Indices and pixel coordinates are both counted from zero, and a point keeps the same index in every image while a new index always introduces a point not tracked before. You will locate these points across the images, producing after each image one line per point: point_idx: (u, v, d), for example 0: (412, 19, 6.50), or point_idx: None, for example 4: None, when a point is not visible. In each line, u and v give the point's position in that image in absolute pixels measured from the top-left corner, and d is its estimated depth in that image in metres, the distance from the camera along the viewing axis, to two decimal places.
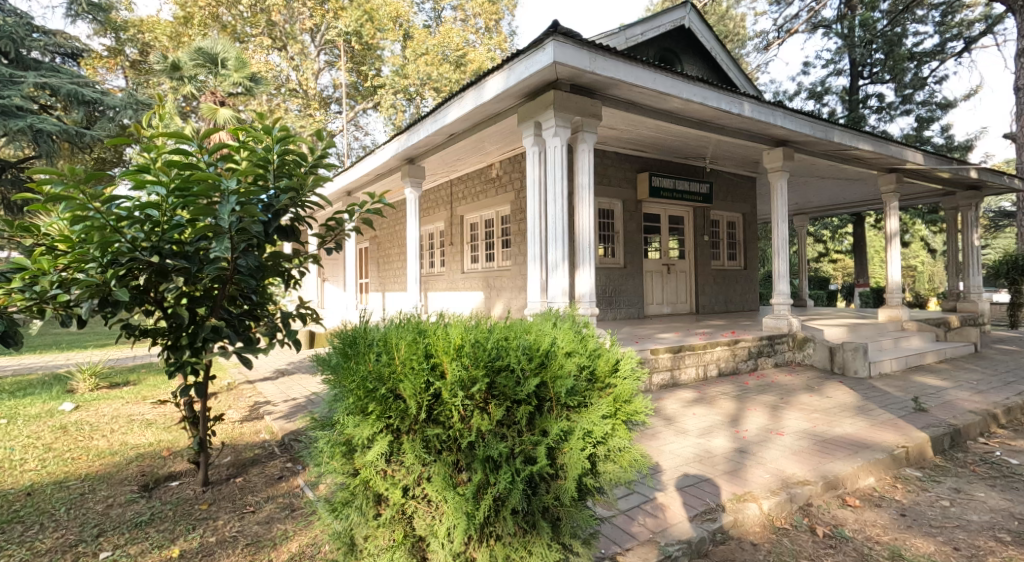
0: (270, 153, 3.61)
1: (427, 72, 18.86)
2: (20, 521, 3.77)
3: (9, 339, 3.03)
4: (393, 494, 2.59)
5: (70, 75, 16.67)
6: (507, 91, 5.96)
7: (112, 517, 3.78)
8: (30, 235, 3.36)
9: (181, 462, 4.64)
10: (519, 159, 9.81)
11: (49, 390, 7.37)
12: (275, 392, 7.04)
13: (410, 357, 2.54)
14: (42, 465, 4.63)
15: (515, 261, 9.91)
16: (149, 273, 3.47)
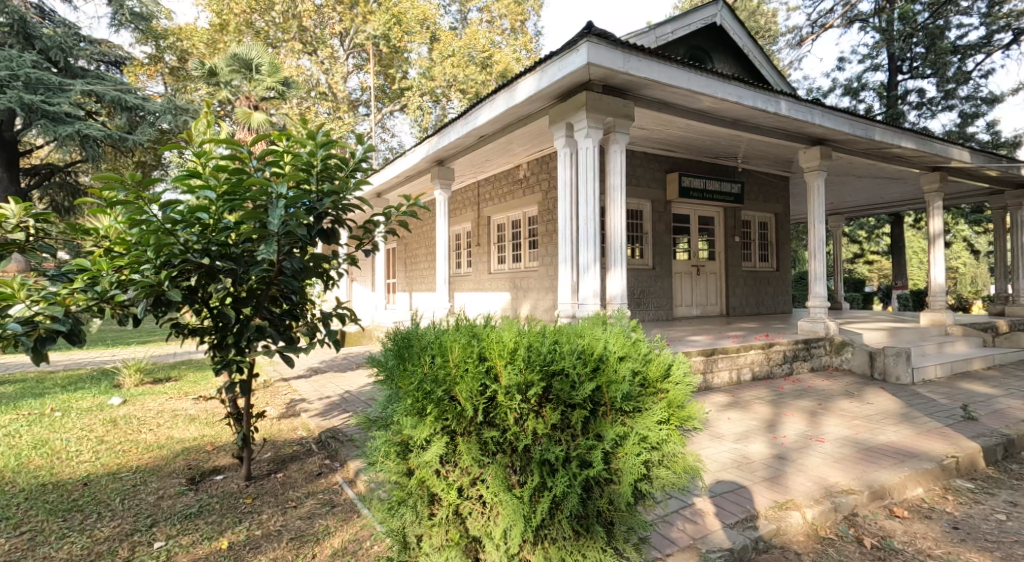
0: (314, 157, 3.73)
1: (454, 74, 19.19)
2: (79, 509, 3.95)
3: (74, 337, 3.19)
4: (449, 494, 2.63)
5: (113, 82, 17.74)
6: (539, 92, 5.97)
7: (164, 509, 3.95)
8: (90, 237, 3.55)
9: (225, 457, 4.84)
10: (546, 161, 9.80)
11: (98, 385, 7.74)
12: (310, 389, 7.25)
13: (465, 359, 2.59)
14: (96, 457, 4.86)
15: (543, 262, 9.89)
16: (199, 275, 3.64)
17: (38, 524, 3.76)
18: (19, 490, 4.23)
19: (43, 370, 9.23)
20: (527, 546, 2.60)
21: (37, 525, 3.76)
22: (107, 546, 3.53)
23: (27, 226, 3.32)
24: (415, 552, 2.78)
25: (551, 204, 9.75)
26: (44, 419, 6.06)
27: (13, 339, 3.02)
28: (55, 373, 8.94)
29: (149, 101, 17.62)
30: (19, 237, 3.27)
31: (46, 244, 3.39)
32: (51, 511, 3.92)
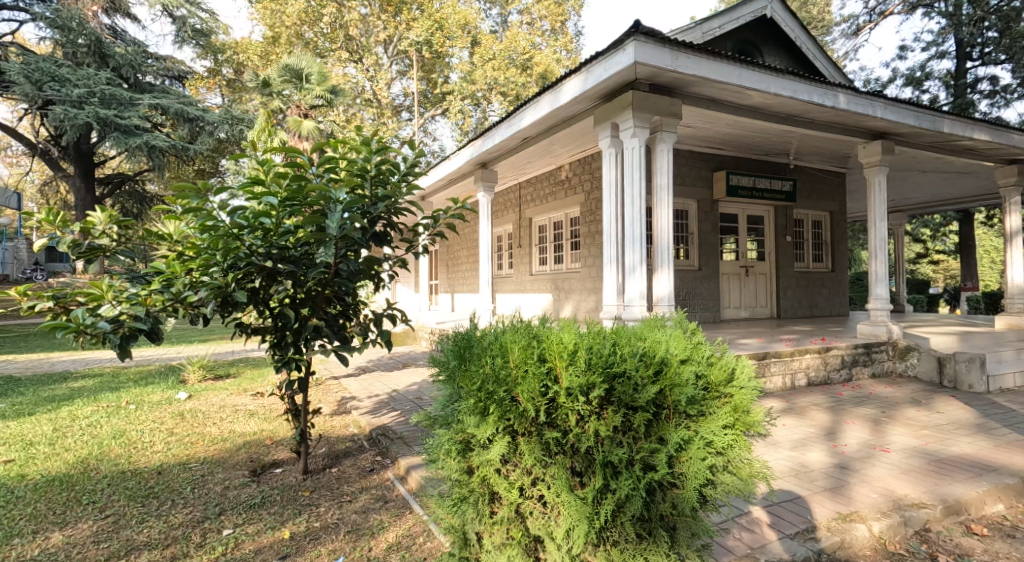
0: (368, 163, 3.83)
1: (494, 76, 19.35)
2: (155, 496, 4.19)
3: (154, 335, 3.54)
4: (510, 493, 2.66)
5: (176, 95, 18.71)
6: (584, 93, 5.96)
7: (230, 498, 4.14)
8: (164, 241, 3.75)
9: (283, 451, 5.04)
10: (589, 161, 9.71)
11: (166, 381, 8.17)
12: (359, 387, 7.45)
13: (525, 359, 2.61)
14: (167, 447, 5.16)
15: (585, 263, 9.82)
16: (260, 276, 3.79)
17: (120, 508, 4.00)
18: (103, 476, 4.52)
19: (118, 366, 9.83)
20: (590, 548, 2.60)
21: (119, 509, 3.99)
22: (181, 531, 3.72)
23: (110, 232, 3.68)
24: (475, 549, 2.83)
25: (593, 205, 9.65)
26: (120, 411, 6.46)
27: (103, 336, 3.40)
28: (128, 369, 9.51)
29: (208, 112, 18.64)
30: (105, 242, 3.67)
31: (129, 249, 3.79)
32: (131, 497, 4.16)
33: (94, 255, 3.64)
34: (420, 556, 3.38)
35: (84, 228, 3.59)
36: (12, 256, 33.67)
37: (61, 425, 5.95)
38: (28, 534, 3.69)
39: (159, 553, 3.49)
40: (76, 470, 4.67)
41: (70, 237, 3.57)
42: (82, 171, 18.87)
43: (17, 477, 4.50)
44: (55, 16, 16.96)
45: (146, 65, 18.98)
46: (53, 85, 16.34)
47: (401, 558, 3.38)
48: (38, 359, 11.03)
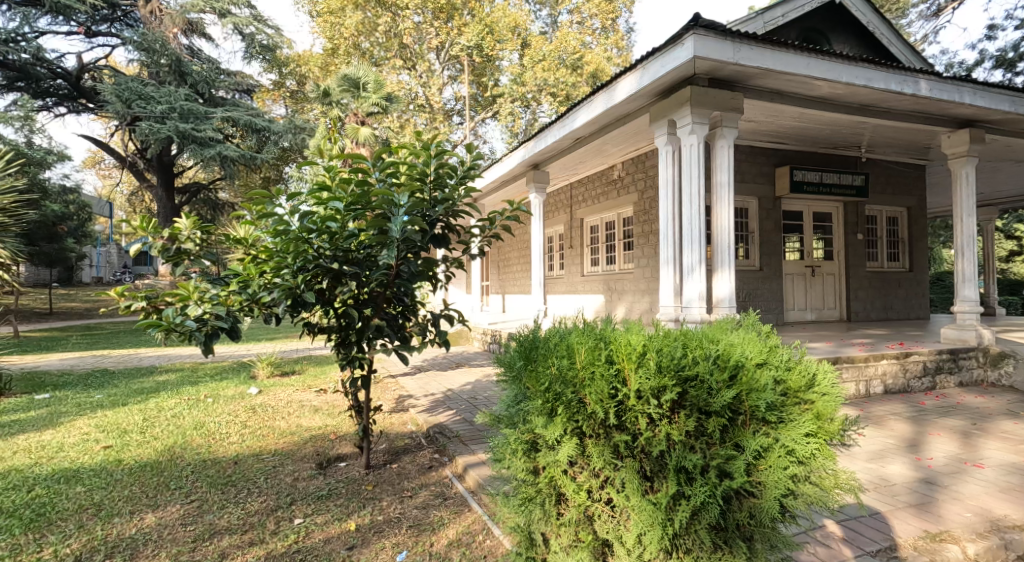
0: (427, 166, 3.89)
1: (544, 78, 19.37)
2: (233, 484, 4.39)
3: (234, 333, 3.72)
4: (577, 495, 2.64)
5: (246, 108, 19.85)
6: (640, 91, 5.88)
7: (300, 489, 4.29)
8: (240, 246, 4.02)
9: (347, 445, 5.20)
10: (642, 160, 9.51)
11: (237, 376, 8.57)
12: (416, 386, 7.60)
13: (592, 360, 2.59)
14: (241, 439, 5.41)
15: (638, 264, 9.64)
16: (326, 277, 3.88)
17: (202, 494, 4.21)
18: (186, 464, 4.79)
19: (196, 362, 10.39)
20: (662, 557, 2.53)
21: (202, 495, 4.21)
22: (258, 518, 3.88)
23: (194, 236, 3.94)
24: (541, 550, 2.82)
25: (646, 204, 9.45)
26: (199, 404, 6.81)
27: (188, 333, 3.62)
28: (205, 364, 10.04)
29: (274, 123, 19.53)
30: (190, 246, 3.92)
31: (211, 252, 4.03)
32: (211, 484, 4.38)
33: (180, 258, 3.89)
34: (480, 553, 3.41)
35: (172, 233, 3.86)
36: (103, 260, 36.20)
37: (147, 415, 6.34)
38: (125, 514, 3.93)
39: (239, 538, 3.64)
40: (162, 457, 4.96)
41: (160, 242, 3.86)
42: (163, 181, 20.12)
43: (112, 462, 4.83)
44: (141, 39, 18.10)
45: (218, 80, 20.09)
46: (140, 102, 17.57)
47: (461, 554, 3.42)
48: (126, 354, 11.81)
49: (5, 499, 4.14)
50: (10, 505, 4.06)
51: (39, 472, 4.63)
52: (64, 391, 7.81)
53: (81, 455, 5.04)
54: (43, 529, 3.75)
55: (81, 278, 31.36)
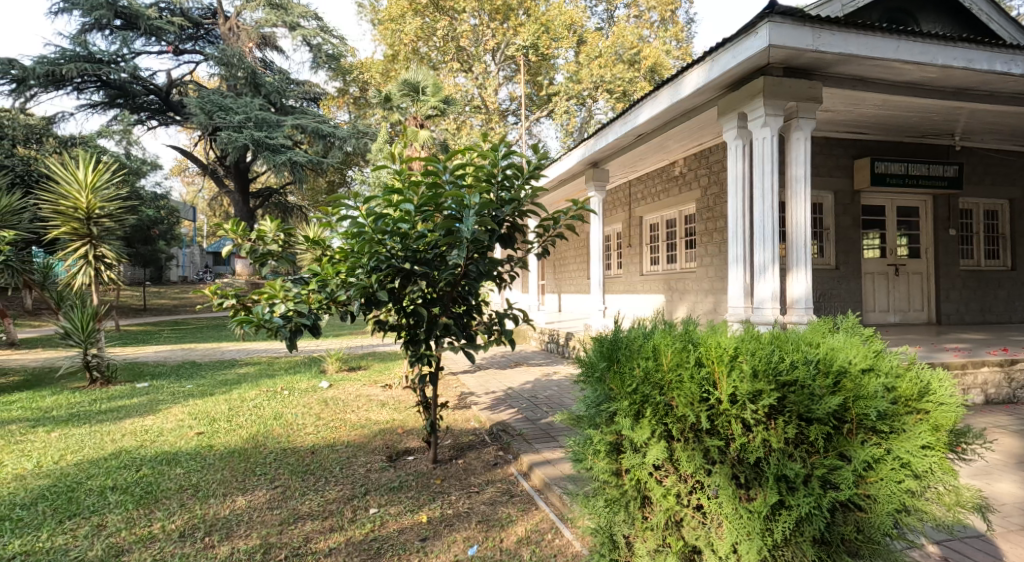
0: (495, 168, 3.90)
1: (601, 74, 19.23)
2: (312, 473, 4.59)
3: (316, 330, 3.90)
4: (665, 499, 2.60)
5: (313, 115, 20.70)
6: (709, 84, 5.69)
7: (373, 480, 4.44)
8: (320, 247, 4.20)
9: (414, 439, 5.33)
10: (705, 155, 9.21)
11: (309, 371, 8.94)
12: (477, 384, 7.67)
13: (679, 362, 2.53)
14: (316, 430, 5.64)
15: (701, 263, 9.36)
16: (397, 277, 3.96)
17: (285, 481, 4.42)
18: (269, 451, 5.05)
19: (272, 357, 10.92)
20: None
21: (285, 481, 4.42)
22: (336, 506, 4.03)
23: (278, 237, 4.17)
24: (624, 554, 2.79)
25: (710, 200, 9.16)
26: (275, 396, 7.16)
27: (276, 329, 3.86)
28: (281, 358, 10.53)
29: (339, 129, 20.35)
30: (273, 247, 4.15)
31: (290, 252, 4.22)
32: (292, 472, 4.59)
33: (266, 258, 4.12)
34: (551, 552, 3.39)
35: (258, 235, 4.11)
36: (189, 260, 39.05)
37: (231, 405, 6.71)
38: (220, 496, 4.19)
39: (321, 524, 3.79)
40: (248, 445, 5.24)
41: (248, 243, 4.11)
42: (240, 187, 21.57)
43: (205, 448, 5.15)
44: (222, 55, 19.38)
45: (288, 90, 21.44)
46: (220, 114, 18.78)
47: (532, 553, 3.40)
48: (211, 348, 12.60)
49: (117, 477, 4.49)
50: (122, 482, 4.40)
51: (144, 454, 5.00)
52: (160, 381, 8.40)
53: (177, 440, 5.39)
54: (151, 505, 4.04)
55: (170, 278, 33.54)
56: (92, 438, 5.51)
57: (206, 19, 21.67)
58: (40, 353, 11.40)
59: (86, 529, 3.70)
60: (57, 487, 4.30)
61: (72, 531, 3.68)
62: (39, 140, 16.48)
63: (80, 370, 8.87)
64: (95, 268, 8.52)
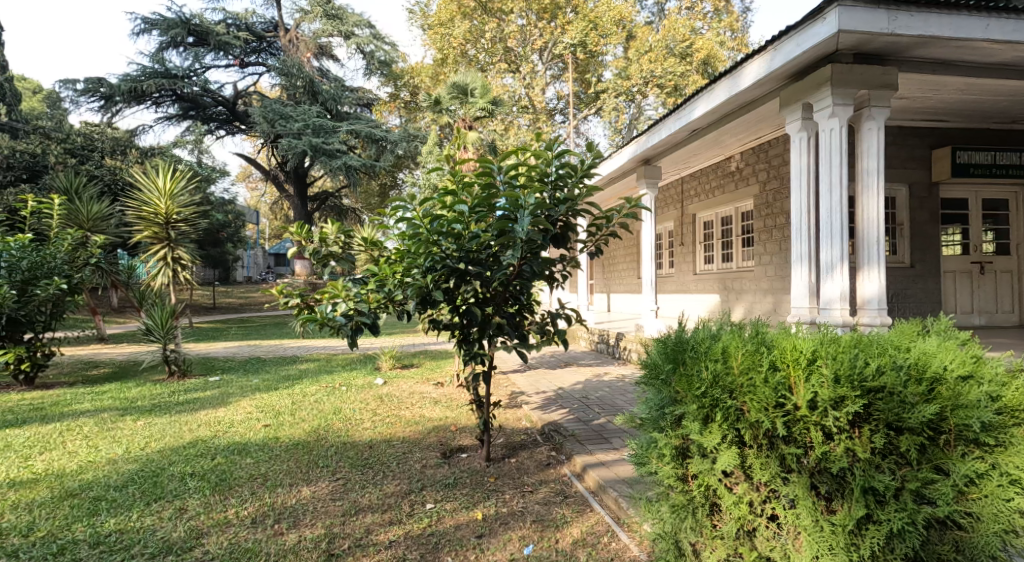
0: (548, 168, 3.92)
1: (651, 69, 18.97)
2: (370, 466, 4.74)
3: (375, 328, 4.04)
4: (737, 506, 2.60)
5: (366, 121, 21.28)
6: (770, 75, 5.55)
7: (428, 476, 4.54)
8: (376, 248, 4.37)
9: (467, 438, 5.42)
10: (764, 149, 8.94)
11: (364, 368, 9.19)
12: (527, 384, 7.71)
13: (750, 365, 2.49)
14: (373, 425, 5.81)
15: (759, 262, 9.11)
16: (451, 277, 4.01)
17: (346, 474, 4.58)
18: (330, 445, 5.24)
19: (330, 353, 11.29)
20: None
21: (345, 474, 4.58)
22: (394, 500, 4.14)
23: (337, 239, 4.34)
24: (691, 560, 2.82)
25: (769, 196, 8.90)
26: (335, 391, 7.40)
27: (338, 327, 4.04)
28: (337, 356, 10.88)
29: (390, 133, 20.79)
30: (335, 249, 4.33)
31: (349, 254, 4.39)
32: (352, 465, 4.76)
33: (326, 260, 4.32)
34: (607, 555, 3.39)
35: (320, 238, 4.30)
36: (252, 261, 41.03)
37: (294, 399, 6.99)
38: (287, 485, 4.38)
39: (381, 517, 3.90)
40: (311, 437, 5.46)
41: (312, 245, 4.33)
42: (298, 191, 22.46)
43: (272, 439, 5.39)
44: (282, 65, 20.39)
45: (344, 97, 21.95)
46: (281, 122, 19.56)
47: (588, 554, 3.41)
48: (274, 344, 13.16)
49: (195, 464, 4.76)
50: (199, 469, 4.66)
51: (217, 444, 5.28)
52: (229, 375, 8.85)
53: (247, 431, 5.66)
54: (226, 492, 4.27)
55: (234, 278, 35.01)
56: (172, 427, 5.86)
57: (268, 32, 22.59)
58: (122, 349, 12.15)
59: (170, 512, 3.94)
60: (144, 472, 4.60)
61: (158, 513, 3.93)
62: (123, 152, 17.46)
63: (159, 363, 9.44)
64: (174, 270, 9.02)
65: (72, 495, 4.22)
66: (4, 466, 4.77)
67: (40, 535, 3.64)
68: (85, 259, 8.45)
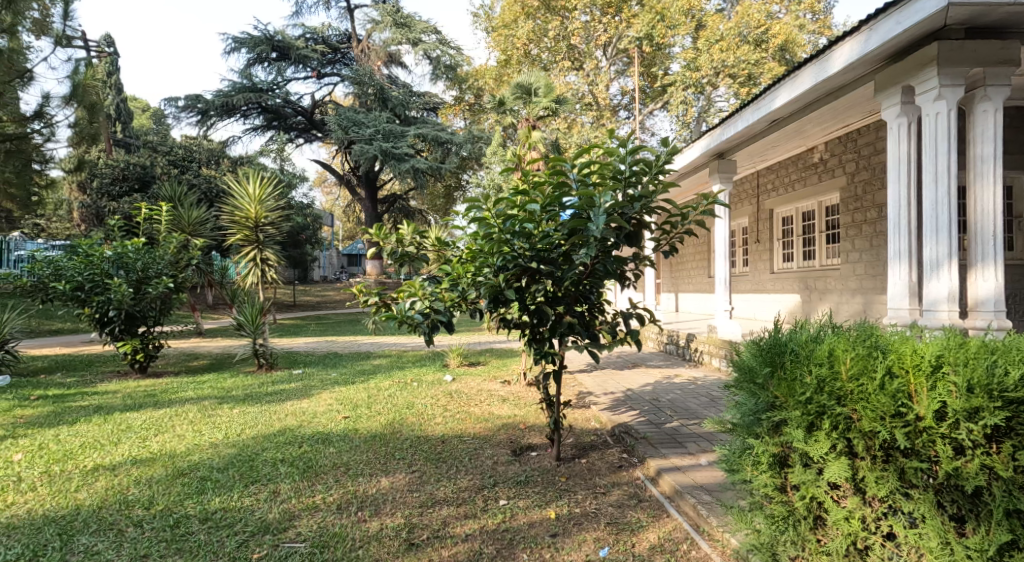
0: (622, 165, 3.89)
1: (722, 59, 18.33)
2: (444, 460, 4.86)
3: (450, 326, 4.14)
4: (846, 522, 2.50)
5: (433, 124, 21.77)
6: (863, 58, 5.27)
7: (500, 473, 4.61)
8: (448, 248, 4.47)
9: (537, 436, 5.45)
10: (852, 138, 8.51)
11: (433, 365, 9.41)
12: (595, 384, 7.68)
13: (862, 370, 2.41)
14: (445, 421, 5.95)
15: (847, 259, 8.66)
16: (522, 276, 4.04)
17: (421, 466, 4.73)
18: (406, 438, 5.41)
19: (399, 350, 11.62)
20: None
21: (421, 467, 4.73)
22: (469, 494, 4.23)
23: (413, 240, 4.47)
24: None
25: (858, 188, 8.44)
26: (407, 387, 7.62)
27: (415, 325, 4.17)
28: (406, 353, 11.18)
29: (455, 135, 21.15)
30: (410, 249, 4.47)
31: (424, 255, 4.51)
32: (427, 458, 4.89)
33: (403, 260, 4.46)
34: None
35: (397, 238, 4.44)
36: (327, 261, 42.59)
37: (370, 393, 7.25)
38: (367, 475, 4.57)
39: (457, 510, 4.00)
40: (387, 430, 5.65)
41: (389, 246, 4.48)
42: (368, 194, 23.29)
43: (351, 431, 5.63)
44: (356, 75, 21.34)
45: (412, 102, 22.52)
46: (355, 128, 20.32)
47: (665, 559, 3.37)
48: (349, 340, 13.69)
49: (284, 451, 5.05)
50: (288, 456, 4.94)
51: (303, 433, 5.56)
52: (311, 368, 9.32)
53: (329, 422, 5.94)
54: (312, 478, 4.49)
55: (312, 278, 36.58)
56: (261, 416, 6.23)
57: (342, 44, 23.45)
58: (217, 342, 12.99)
59: (265, 494, 4.19)
60: (241, 456, 4.91)
61: (255, 494, 4.19)
62: (217, 162, 18.69)
63: (249, 357, 10.04)
64: (262, 270, 9.62)
65: (182, 474, 4.56)
66: (125, 445, 5.21)
67: (159, 509, 3.97)
68: (187, 261, 9.02)
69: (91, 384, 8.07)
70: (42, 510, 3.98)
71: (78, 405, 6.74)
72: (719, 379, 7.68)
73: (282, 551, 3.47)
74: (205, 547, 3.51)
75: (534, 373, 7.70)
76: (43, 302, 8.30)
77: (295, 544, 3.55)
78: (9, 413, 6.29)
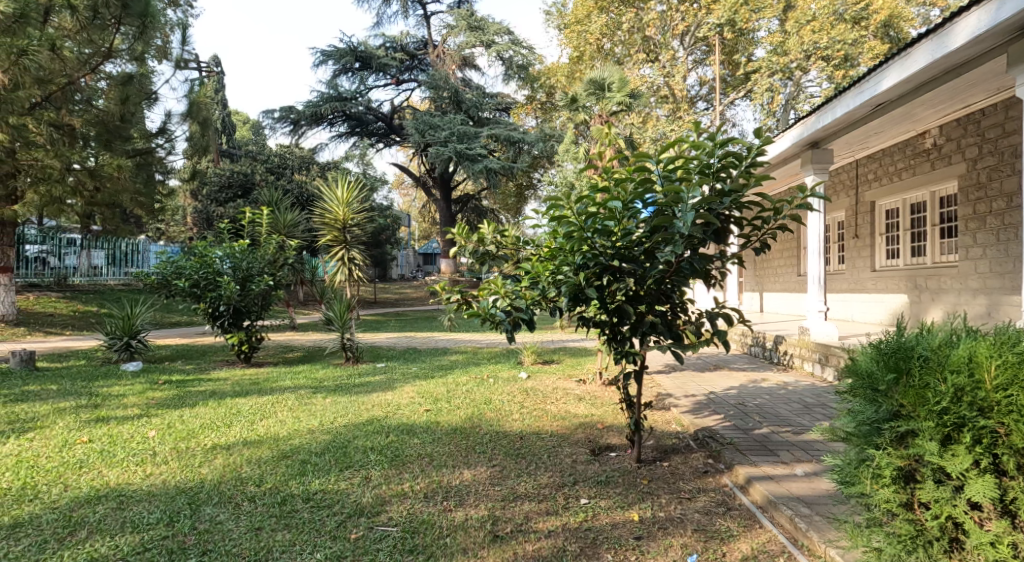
0: (712, 158, 3.80)
1: (813, 41, 17.42)
2: (523, 456, 4.92)
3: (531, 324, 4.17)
4: (992, 546, 2.35)
5: (505, 124, 21.93)
6: (990, 31, 4.85)
7: (580, 472, 4.62)
8: (531, 246, 4.50)
9: (615, 437, 5.42)
10: (975, 118, 7.94)
11: (507, 362, 9.54)
12: (674, 385, 7.54)
13: (1011, 379, 2.26)
14: (522, 417, 6.02)
15: (966, 255, 8.03)
16: (603, 274, 4.02)
17: (502, 461, 4.81)
18: (485, 433, 5.52)
19: (476, 347, 11.85)
20: None
21: (501, 461, 4.81)
22: (550, 491, 4.27)
23: (495, 240, 4.55)
24: None
25: (980, 176, 7.83)
26: (484, 382, 7.78)
27: (498, 322, 4.22)
28: (483, 349, 11.40)
29: (528, 134, 21.27)
30: (491, 248, 4.55)
31: (506, 254, 4.57)
32: (507, 454, 4.97)
33: (484, 258, 4.53)
34: None
35: (479, 238, 4.54)
36: (406, 260, 43.76)
37: (449, 388, 7.44)
38: (452, 467, 4.70)
39: (539, 506, 4.04)
40: (467, 424, 5.79)
41: (472, 245, 4.56)
42: (443, 196, 23.91)
43: (433, 423, 5.81)
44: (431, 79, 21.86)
45: (484, 103, 22.77)
46: (431, 132, 20.84)
47: None
48: (429, 336, 14.10)
49: (373, 439, 5.29)
50: (376, 444, 5.16)
51: (388, 423, 5.80)
52: (394, 363, 9.69)
53: (412, 414, 6.16)
54: (399, 467, 4.67)
55: (393, 276, 37.82)
56: (347, 405, 6.55)
57: (420, 50, 24.08)
58: (308, 336, 13.72)
59: (359, 479, 4.41)
60: (335, 442, 5.18)
61: (350, 479, 4.42)
62: (308, 167, 19.76)
63: (339, 351, 10.54)
64: (349, 269, 10.08)
65: (285, 456, 4.86)
66: (235, 427, 5.62)
67: (269, 486, 4.27)
68: (283, 260, 9.57)
69: (204, 371, 8.77)
70: (174, 481, 4.36)
71: (194, 390, 7.33)
72: (812, 383, 7.34)
73: (376, 534, 3.64)
74: (309, 525, 3.73)
75: (611, 372, 7.63)
76: (165, 297, 9.00)
77: (388, 528, 3.71)
78: (142, 394, 6.94)
